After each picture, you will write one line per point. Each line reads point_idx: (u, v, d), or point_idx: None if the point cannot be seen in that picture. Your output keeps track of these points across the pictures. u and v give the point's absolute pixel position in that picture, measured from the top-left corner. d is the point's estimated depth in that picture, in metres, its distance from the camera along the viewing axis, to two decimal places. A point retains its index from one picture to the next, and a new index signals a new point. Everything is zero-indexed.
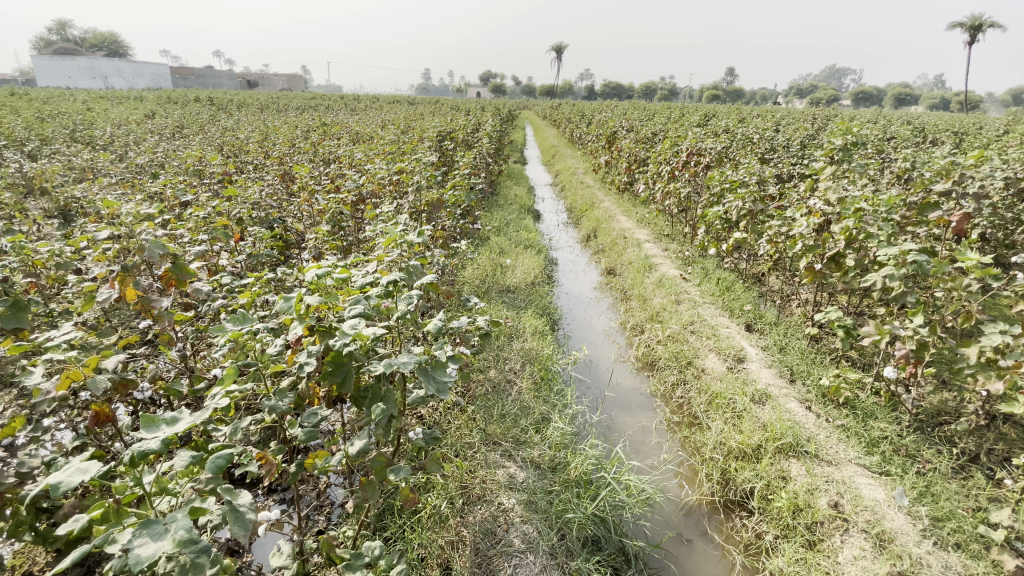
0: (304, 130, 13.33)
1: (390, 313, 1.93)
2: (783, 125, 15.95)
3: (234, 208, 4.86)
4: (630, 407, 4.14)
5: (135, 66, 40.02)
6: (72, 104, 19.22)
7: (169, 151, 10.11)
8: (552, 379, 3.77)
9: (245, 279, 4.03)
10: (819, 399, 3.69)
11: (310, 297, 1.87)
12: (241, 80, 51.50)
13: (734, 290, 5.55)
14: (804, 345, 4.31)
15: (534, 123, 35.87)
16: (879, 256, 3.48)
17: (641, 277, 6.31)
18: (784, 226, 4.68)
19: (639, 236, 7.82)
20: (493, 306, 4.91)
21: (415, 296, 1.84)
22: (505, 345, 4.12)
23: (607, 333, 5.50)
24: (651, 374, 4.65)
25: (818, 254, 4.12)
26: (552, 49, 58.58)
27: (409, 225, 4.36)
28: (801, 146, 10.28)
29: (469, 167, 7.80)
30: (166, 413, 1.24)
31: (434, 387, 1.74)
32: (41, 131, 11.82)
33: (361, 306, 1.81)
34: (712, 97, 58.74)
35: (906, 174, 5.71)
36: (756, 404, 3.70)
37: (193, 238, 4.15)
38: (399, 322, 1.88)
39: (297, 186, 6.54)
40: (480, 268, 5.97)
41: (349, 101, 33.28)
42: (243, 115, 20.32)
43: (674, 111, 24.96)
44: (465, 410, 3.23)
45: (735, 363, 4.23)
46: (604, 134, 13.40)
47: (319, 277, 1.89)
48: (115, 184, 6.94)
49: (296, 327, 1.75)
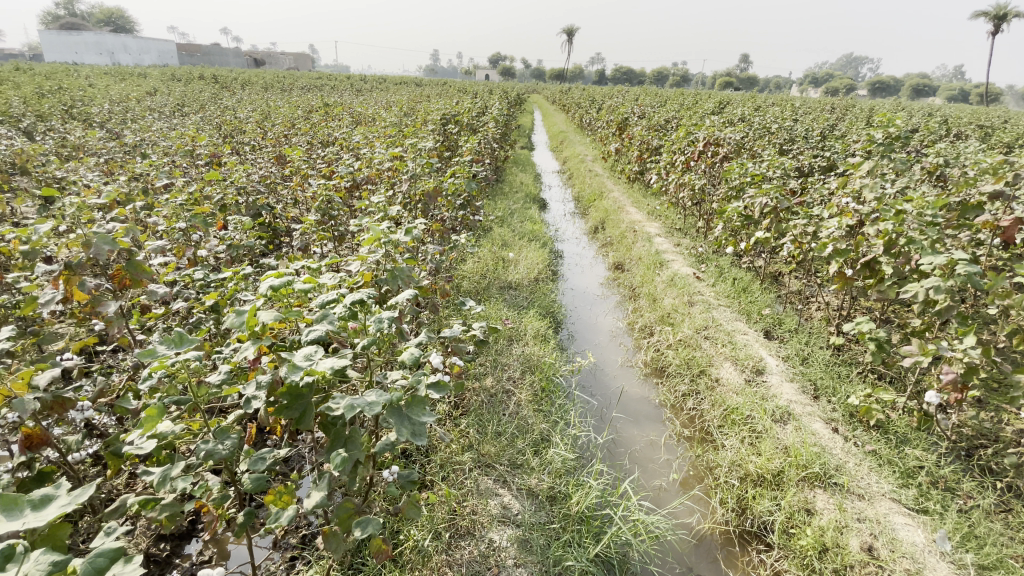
0: (305, 111, 12.91)
1: (360, 334, 1.61)
2: (801, 114, 15.34)
3: (218, 193, 4.54)
4: (637, 419, 3.83)
5: (140, 42, 39.50)
6: (71, 78, 18.82)
7: (164, 130, 9.76)
8: (554, 390, 3.47)
9: (225, 272, 3.73)
10: (846, 420, 3.37)
11: (264, 314, 1.60)
12: (247, 59, 50.76)
13: (750, 291, 5.21)
14: (829, 357, 3.97)
15: (542, 107, 35.12)
16: (921, 265, 3.12)
17: (652, 274, 5.95)
18: (810, 225, 4.30)
19: (650, 229, 7.45)
20: (492, 305, 4.60)
21: (388, 316, 1.52)
22: (504, 350, 3.81)
23: (613, 334, 5.17)
24: (660, 382, 4.33)
25: (850, 259, 3.75)
26: (564, 33, 57.49)
27: (404, 217, 4.02)
28: (821, 137, 9.81)
29: (473, 153, 7.41)
30: (35, 494, 0.99)
31: (408, 431, 1.42)
32: (36, 106, 11.48)
33: (321, 326, 1.49)
34: (725, 85, 57.71)
35: (941, 171, 5.30)
36: (777, 424, 3.39)
37: (170, 226, 3.83)
38: (370, 347, 1.56)
39: (290, 169, 6.19)
40: (481, 262, 5.65)
41: (355, 81, 32.82)
42: (246, 94, 19.84)
43: (687, 96, 24.26)
44: (456, 426, 2.93)
45: (753, 375, 3.90)
46: (614, 121, 12.92)
47: (275, 289, 1.61)
48: (102, 164, 6.61)
49: (242, 353, 1.52)
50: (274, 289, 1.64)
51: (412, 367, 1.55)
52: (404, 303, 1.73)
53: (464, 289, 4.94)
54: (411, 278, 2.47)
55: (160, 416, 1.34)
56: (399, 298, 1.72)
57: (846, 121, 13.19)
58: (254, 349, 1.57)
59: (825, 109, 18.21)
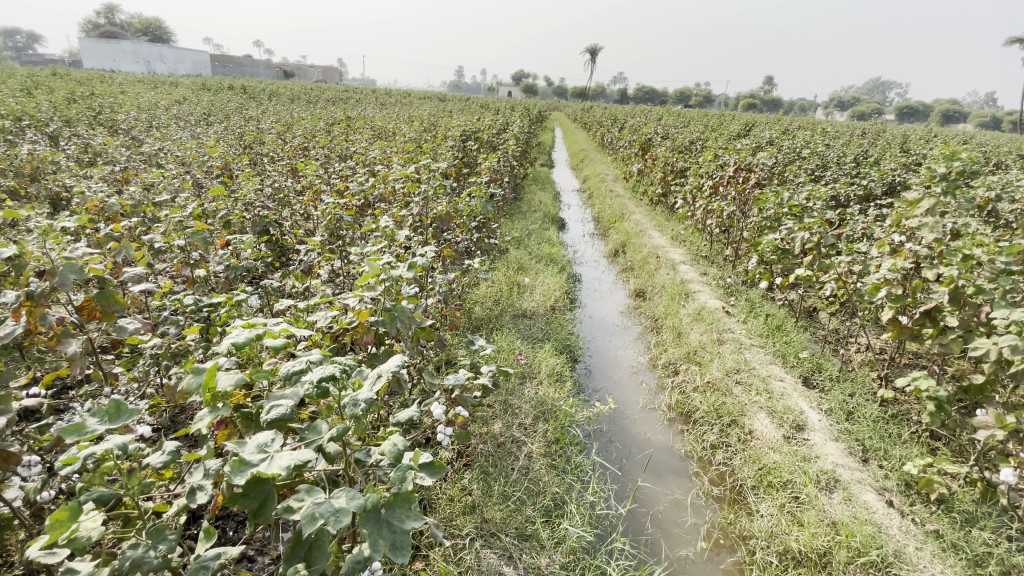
0: (328, 124, 12.89)
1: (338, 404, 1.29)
2: (830, 138, 14.90)
3: (222, 210, 4.33)
4: (660, 473, 3.47)
5: (177, 53, 40.81)
6: (105, 85, 19.32)
7: (185, 139, 9.78)
8: (569, 440, 3.13)
9: (221, 296, 3.50)
10: (901, 491, 2.97)
11: (224, 377, 1.33)
12: (276, 70, 52.03)
13: (785, 330, 4.81)
14: (877, 413, 3.57)
15: (564, 125, 34.97)
16: (994, 319, 2.71)
17: (677, 306, 5.59)
18: (856, 263, 3.91)
19: (673, 255, 7.10)
20: (505, 337, 4.28)
21: (367, 395, 1.20)
22: (516, 390, 3.48)
23: (634, 371, 4.81)
24: (686, 429, 3.95)
25: (905, 305, 3.33)
26: (587, 51, 57.98)
27: (414, 242, 3.77)
28: (855, 163, 9.38)
29: (491, 172, 7.17)
30: None
31: (386, 546, 1.10)
32: (65, 112, 11.63)
33: (287, 400, 1.20)
34: (748, 106, 57.48)
35: (993, 207, 4.87)
36: (822, 493, 2.99)
37: (169, 243, 3.63)
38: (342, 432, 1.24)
39: (303, 183, 6.02)
40: (495, 288, 5.37)
41: (380, 96, 33.35)
42: (272, 105, 20.14)
43: (709, 117, 24.02)
44: (458, 482, 2.62)
45: (792, 431, 3.50)
46: (638, 141, 12.67)
47: (241, 343, 1.33)
48: (117, 174, 6.54)
49: (194, 428, 1.28)
50: (241, 339, 1.37)
51: (396, 462, 1.21)
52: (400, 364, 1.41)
53: (476, 317, 4.65)
54: (414, 319, 2.18)
55: (67, 519, 1.09)
56: (393, 359, 1.39)
57: (880, 147, 12.71)
58: (211, 420, 1.32)
59: (853, 134, 17.75)
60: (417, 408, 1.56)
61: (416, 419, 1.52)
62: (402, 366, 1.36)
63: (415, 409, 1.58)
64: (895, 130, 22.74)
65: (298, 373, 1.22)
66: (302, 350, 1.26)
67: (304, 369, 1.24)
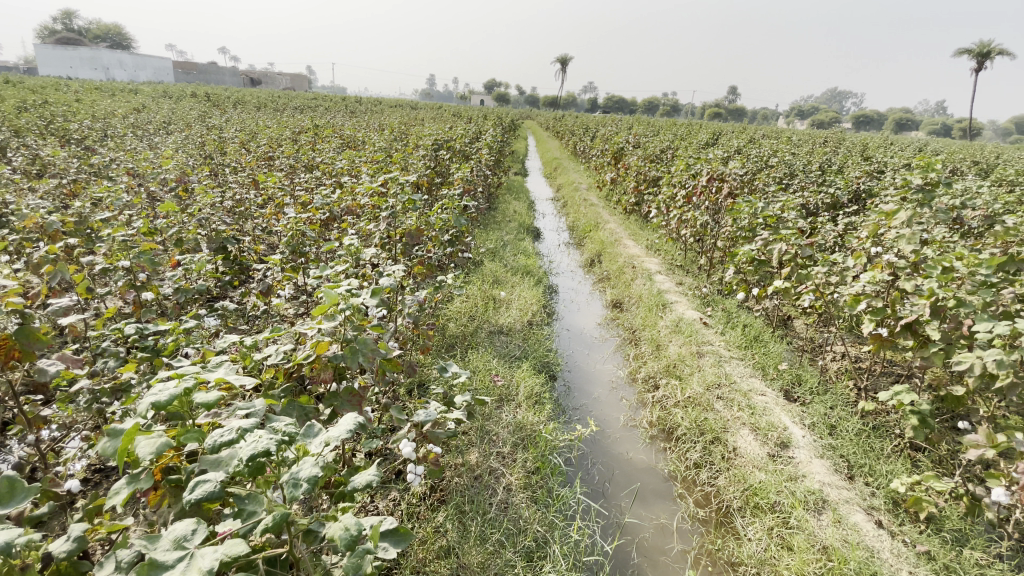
0: (295, 133, 12.51)
1: (277, 474, 1.13)
2: (795, 146, 15.30)
3: (172, 226, 4.03)
4: (645, 495, 3.33)
5: (137, 59, 39.51)
6: (56, 92, 18.38)
7: (140, 148, 9.29)
8: (550, 469, 2.97)
9: (170, 322, 3.22)
10: (889, 510, 2.91)
11: (144, 441, 1.14)
12: (243, 78, 50.92)
13: (762, 341, 4.78)
14: (858, 427, 3.57)
15: (535, 133, 35.27)
16: (977, 333, 2.68)
17: (655, 317, 5.52)
18: (833, 274, 3.89)
19: (649, 265, 7.07)
20: (480, 356, 4.11)
21: (310, 473, 1.04)
22: (493, 415, 3.31)
23: (614, 385, 4.69)
24: (669, 447, 3.83)
25: (886, 318, 3.30)
26: (557, 61, 58.84)
27: (383, 260, 3.57)
28: (820, 171, 9.60)
29: (464, 182, 7.01)
30: None
31: None
32: (9, 119, 10.92)
33: (214, 476, 1.03)
34: (714, 114, 59.34)
35: (957, 214, 4.97)
36: (812, 515, 2.90)
37: (113, 264, 3.32)
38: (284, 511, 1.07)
39: (265, 196, 5.72)
40: (469, 303, 5.19)
41: (350, 104, 32.87)
42: (237, 113, 19.53)
43: (678, 126, 24.53)
44: (432, 523, 2.43)
45: (777, 449, 3.42)
46: (609, 149, 12.73)
47: (163, 402, 1.13)
48: (62, 187, 6.09)
49: (105, 504, 1.09)
50: (163, 395, 1.17)
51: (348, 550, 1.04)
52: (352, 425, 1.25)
53: (450, 334, 4.46)
54: (380, 351, 1.98)
55: None
56: (346, 422, 1.25)
57: (841, 155, 13.12)
58: (127, 494, 1.14)
59: (816, 142, 18.28)
60: (377, 470, 1.39)
61: (374, 484, 1.36)
62: (354, 430, 1.20)
63: (374, 471, 1.42)
64: (854, 139, 23.64)
65: (227, 444, 1.06)
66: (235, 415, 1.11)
67: (233, 440, 1.08)
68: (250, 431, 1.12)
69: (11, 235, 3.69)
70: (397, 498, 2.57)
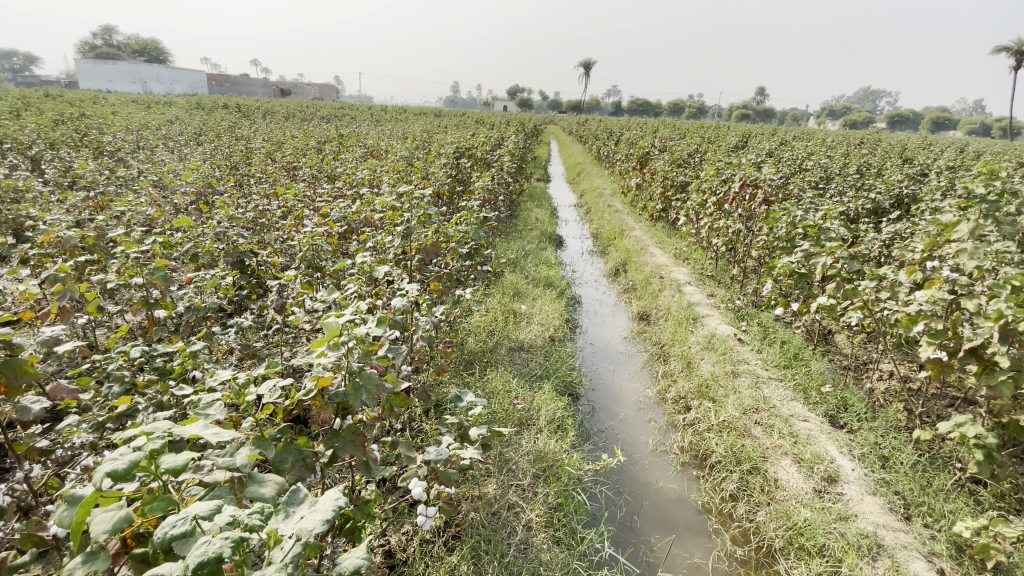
0: (319, 143, 12.62)
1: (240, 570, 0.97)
2: (829, 148, 14.68)
3: (188, 241, 3.98)
4: (676, 531, 3.07)
5: (174, 73, 41.13)
6: (97, 106, 19.21)
7: (170, 161, 9.48)
8: (573, 505, 2.76)
9: (180, 342, 3.14)
10: (953, 557, 2.60)
11: (100, 515, 1.02)
12: (273, 89, 52.33)
13: (803, 359, 4.46)
14: (914, 459, 3.25)
15: (558, 138, 35.16)
16: None
17: (685, 332, 5.23)
18: (883, 290, 3.57)
19: (677, 275, 6.77)
20: (499, 375, 3.93)
21: None
22: (513, 442, 3.12)
23: (642, 406, 4.43)
24: (702, 476, 3.57)
25: (946, 340, 2.98)
26: (581, 65, 58.64)
27: (397, 276, 3.42)
28: (860, 174, 9.11)
29: (484, 191, 6.86)
30: None
31: None
32: (49, 133, 11.32)
33: (167, 569, 0.89)
34: (741, 116, 58.24)
35: None
36: (864, 561, 2.62)
37: (125, 281, 3.28)
38: None
39: (285, 208, 5.68)
40: (489, 316, 5.02)
41: (375, 111, 33.33)
42: (266, 124, 20.02)
43: (704, 130, 23.99)
44: (446, 567, 2.25)
45: (823, 483, 3.13)
46: (634, 154, 12.44)
47: (122, 472, 1.03)
48: (90, 201, 6.20)
49: None
50: (123, 461, 1.06)
51: None
52: (331, 506, 1.10)
53: (469, 350, 4.30)
54: (386, 385, 1.80)
55: None
56: (326, 502, 1.09)
57: (880, 156, 12.49)
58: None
59: (850, 143, 17.53)
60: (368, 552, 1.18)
61: (362, 568, 1.15)
62: (330, 518, 1.04)
63: (364, 552, 1.21)
64: (893, 138, 22.66)
65: (181, 536, 0.92)
66: (193, 501, 0.99)
67: (190, 529, 0.94)
68: (211, 517, 0.98)
69: (31, 251, 3.71)
70: (410, 533, 2.42)
